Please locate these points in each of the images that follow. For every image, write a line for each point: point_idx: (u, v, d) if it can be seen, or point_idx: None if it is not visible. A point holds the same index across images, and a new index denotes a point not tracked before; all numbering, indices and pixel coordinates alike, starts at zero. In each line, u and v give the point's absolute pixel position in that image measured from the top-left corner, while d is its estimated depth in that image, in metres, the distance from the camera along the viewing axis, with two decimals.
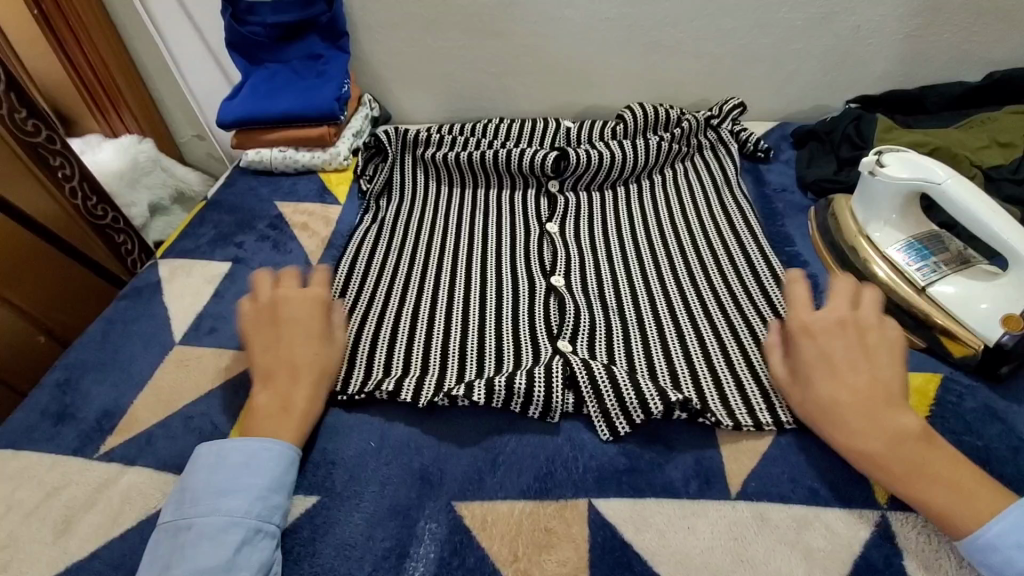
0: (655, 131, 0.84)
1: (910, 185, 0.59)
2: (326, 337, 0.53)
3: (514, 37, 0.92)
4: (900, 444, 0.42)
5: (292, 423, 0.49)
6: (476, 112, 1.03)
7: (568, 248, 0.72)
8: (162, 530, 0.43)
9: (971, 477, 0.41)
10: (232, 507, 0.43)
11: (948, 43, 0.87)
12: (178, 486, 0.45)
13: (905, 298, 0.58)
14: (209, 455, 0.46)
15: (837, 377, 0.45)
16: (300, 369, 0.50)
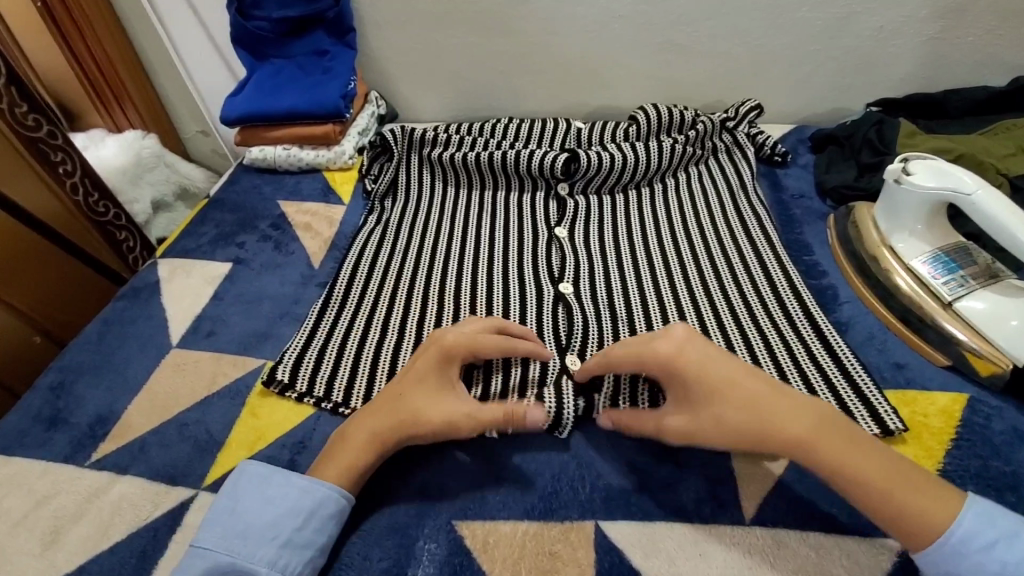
0: (668, 134, 0.81)
1: (938, 195, 0.56)
2: (432, 390, 0.48)
3: (524, 34, 0.89)
4: (829, 433, 0.42)
5: (343, 457, 0.46)
6: (484, 111, 1.00)
7: (576, 254, 0.70)
8: (202, 556, 0.41)
9: (915, 469, 0.41)
10: (282, 562, 0.41)
11: (975, 45, 0.84)
12: (231, 511, 0.43)
13: (929, 313, 0.55)
14: (270, 489, 0.44)
15: (726, 388, 0.44)
16: (388, 405, 0.47)
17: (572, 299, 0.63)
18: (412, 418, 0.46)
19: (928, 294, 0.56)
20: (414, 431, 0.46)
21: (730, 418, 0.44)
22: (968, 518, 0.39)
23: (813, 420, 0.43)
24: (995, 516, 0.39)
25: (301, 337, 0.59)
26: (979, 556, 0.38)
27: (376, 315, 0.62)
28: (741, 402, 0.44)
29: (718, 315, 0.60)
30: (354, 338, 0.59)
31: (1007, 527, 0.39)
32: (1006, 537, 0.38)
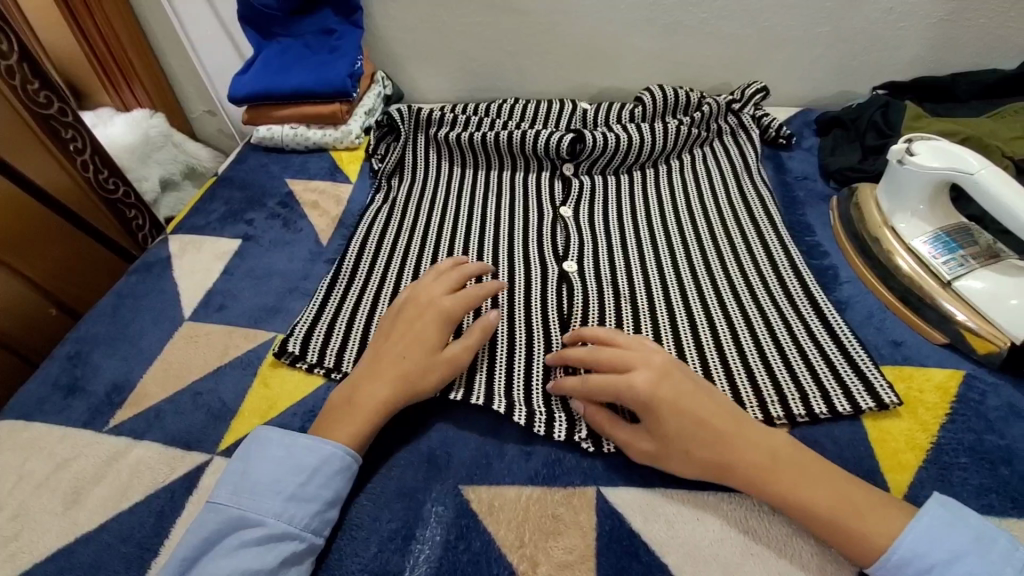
0: (674, 115, 0.83)
1: (941, 174, 0.56)
2: (411, 335, 0.52)
3: (531, 16, 0.90)
4: (783, 471, 0.42)
5: (346, 422, 0.47)
6: (490, 92, 1.01)
7: (580, 234, 0.70)
8: (215, 510, 0.43)
9: (862, 491, 0.41)
10: (287, 514, 0.42)
11: (986, 27, 0.83)
12: (243, 468, 0.45)
13: (928, 292, 0.56)
14: (276, 449, 0.45)
15: (700, 426, 0.44)
16: (382, 362, 0.50)
17: (576, 277, 0.64)
18: (402, 365, 0.50)
19: (931, 276, 0.57)
20: (424, 392, 0.49)
21: (698, 453, 0.43)
22: (912, 541, 0.39)
23: (765, 458, 0.43)
24: (942, 532, 0.39)
25: (309, 311, 0.61)
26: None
27: (383, 290, 0.63)
28: (713, 443, 0.43)
29: (720, 294, 0.61)
30: (363, 312, 0.61)
31: (949, 549, 0.38)
32: (945, 559, 0.38)
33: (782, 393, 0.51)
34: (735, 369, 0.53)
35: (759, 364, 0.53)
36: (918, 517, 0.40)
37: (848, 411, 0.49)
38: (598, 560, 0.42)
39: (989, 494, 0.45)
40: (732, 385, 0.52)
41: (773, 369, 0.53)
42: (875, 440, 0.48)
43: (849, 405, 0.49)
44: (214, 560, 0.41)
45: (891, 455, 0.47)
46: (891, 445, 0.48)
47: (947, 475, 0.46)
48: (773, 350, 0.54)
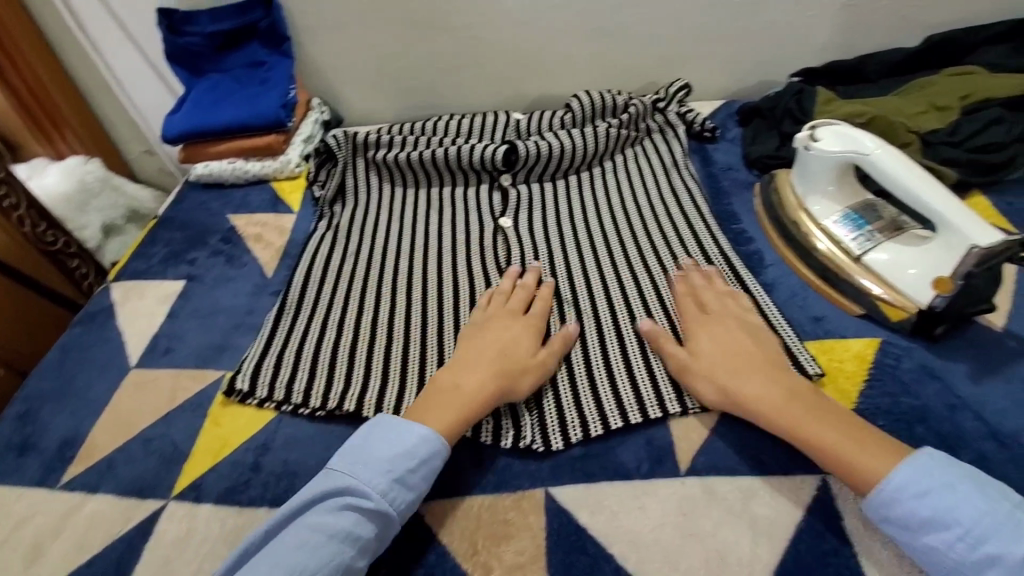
0: (603, 118, 0.86)
1: (843, 157, 0.60)
2: (508, 335, 0.55)
3: (458, 31, 0.92)
4: (802, 406, 0.47)
5: (442, 411, 0.49)
6: (428, 110, 1.02)
7: (521, 243, 0.72)
8: (330, 476, 0.45)
9: (869, 433, 0.45)
10: (390, 496, 0.44)
11: (884, 11, 0.89)
12: (368, 439, 0.47)
13: (842, 269, 0.60)
14: (394, 430, 0.47)
15: (743, 366, 0.50)
16: (484, 358, 0.53)
17: None
18: (505, 361, 0.53)
19: (843, 253, 0.61)
20: (519, 392, 0.52)
21: (742, 385, 0.49)
22: (906, 470, 0.42)
23: (782, 394, 0.48)
24: (936, 467, 0.41)
25: (257, 346, 0.61)
26: (912, 502, 0.41)
27: (330, 316, 0.64)
28: (745, 378, 0.49)
29: (657, 289, 0.63)
30: (310, 341, 0.61)
31: (945, 478, 0.41)
32: (942, 486, 0.40)
33: None
34: None
35: None
36: (909, 455, 0.43)
37: None
38: (548, 559, 0.44)
39: None
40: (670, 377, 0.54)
41: None
42: None
43: None
44: (313, 521, 0.43)
45: None
46: None
47: None
48: None
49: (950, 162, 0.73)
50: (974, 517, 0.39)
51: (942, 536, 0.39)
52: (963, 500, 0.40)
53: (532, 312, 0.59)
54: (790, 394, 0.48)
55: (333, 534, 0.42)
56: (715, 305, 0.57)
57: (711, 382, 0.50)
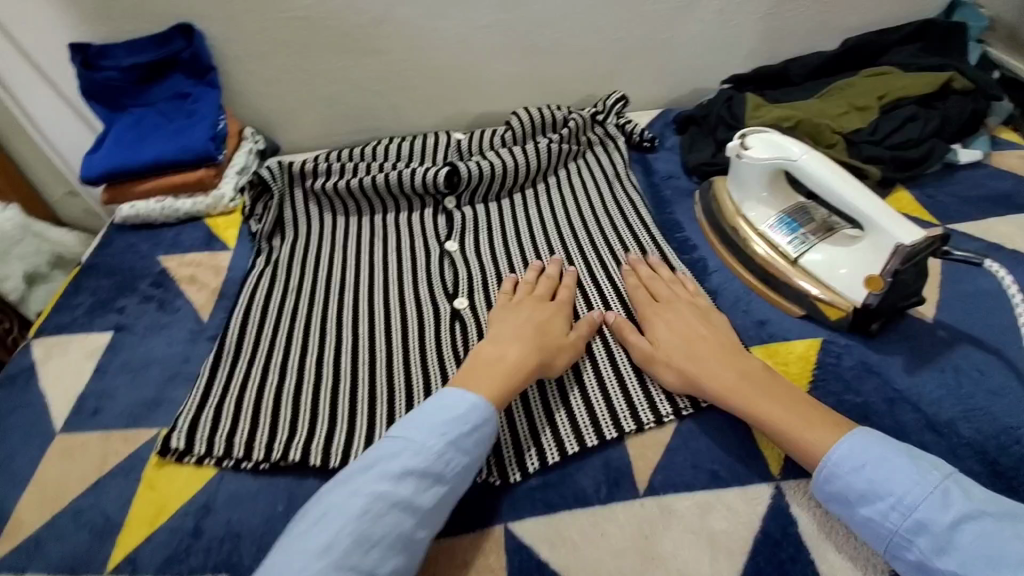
0: (544, 133, 0.86)
1: (772, 163, 0.62)
2: (543, 314, 0.58)
3: (391, 53, 0.91)
4: (750, 385, 0.49)
5: (490, 377, 0.51)
6: (367, 133, 1.00)
7: (469, 266, 0.71)
8: (388, 444, 0.46)
9: (814, 409, 0.47)
10: (447, 458, 0.46)
11: (802, 17, 0.93)
12: (422, 410, 0.48)
13: (780, 272, 0.62)
14: (442, 401, 0.48)
15: (699, 350, 0.52)
16: (523, 333, 0.55)
17: (468, 312, 0.64)
18: (546, 336, 0.55)
19: (780, 256, 0.62)
20: (557, 366, 0.54)
21: (695, 368, 0.51)
22: (848, 443, 0.44)
23: (734, 376, 0.50)
24: (874, 443, 0.44)
25: (193, 397, 0.58)
26: (849, 475, 0.43)
27: (273, 358, 0.61)
28: (699, 361, 0.51)
29: (607, 304, 0.63)
30: (251, 386, 0.58)
31: (880, 453, 0.43)
32: (878, 460, 0.43)
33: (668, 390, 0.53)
34: (627, 379, 0.54)
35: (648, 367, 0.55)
36: (851, 431, 0.45)
37: None
38: None
39: None
40: (625, 395, 0.53)
41: None
42: None
43: None
44: (367, 486, 0.43)
45: None
46: None
47: None
48: None
49: (874, 159, 0.76)
50: (907, 488, 0.41)
51: (876, 507, 0.42)
52: (897, 472, 0.42)
53: (558, 297, 0.62)
54: (741, 374, 0.50)
55: (395, 502, 0.43)
56: (665, 295, 0.60)
57: (668, 366, 0.52)
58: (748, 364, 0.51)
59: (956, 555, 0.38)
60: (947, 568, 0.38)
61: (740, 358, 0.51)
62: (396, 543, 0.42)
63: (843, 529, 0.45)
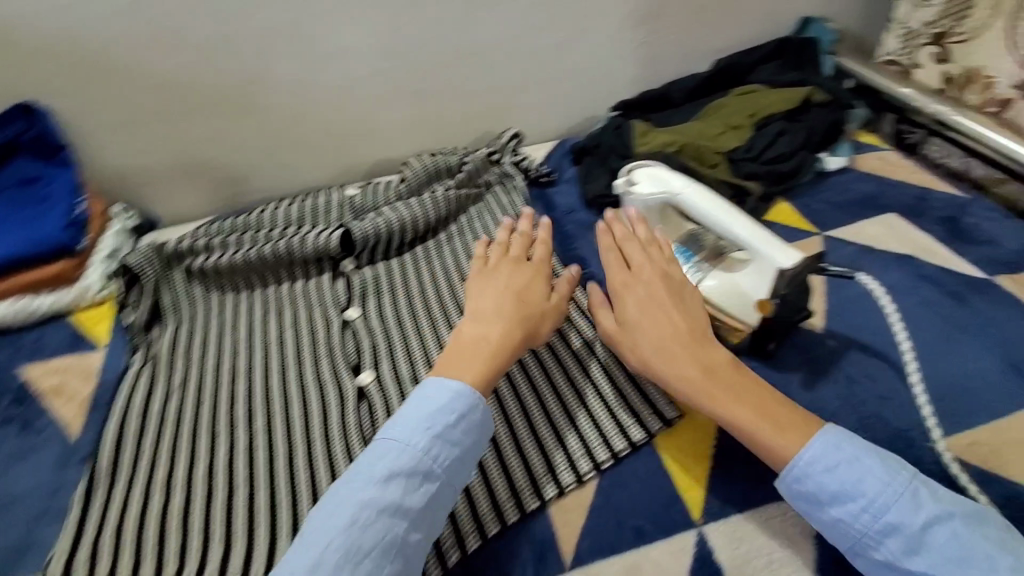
0: (439, 181, 0.85)
1: (658, 198, 0.66)
2: (524, 280, 0.59)
3: (269, 111, 0.86)
4: (719, 382, 0.49)
5: (475, 361, 0.52)
6: (256, 195, 0.94)
7: (373, 334, 0.67)
8: (378, 446, 0.48)
9: (782, 409, 0.48)
10: (432, 453, 0.47)
11: (674, 41, 0.97)
12: (407, 407, 0.50)
13: None
14: (425, 393, 0.50)
15: (668, 339, 0.52)
16: (504, 308, 0.56)
17: (374, 388, 0.61)
18: (529, 306, 0.57)
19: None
20: (541, 334, 0.57)
21: (660, 361, 0.52)
22: (816, 446, 0.45)
23: (701, 371, 0.50)
24: (846, 443, 0.45)
25: (63, 539, 0.51)
26: (821, 476, 0.44)
27: (157, 474, 0.55)
28: (667, 354, 0.51)
29: None
30: (133, 506, 0.53)
31: (852, 452, 0.45)
32: (850, 460, 0.45)
33: (587, 445, 0.52)
34: (545, 439, 0.53)
35: (565, 422, 0.54)
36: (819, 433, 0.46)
37: (643, 439, 0.52)
38: None
39: (769, 480, 0.50)
40: (544, 456, 0.52)
41: (579, 421, 0.54)
42: (669, 462, 0.52)
43: (643, 433, 0.53)
44: (357, 495, 0.45)
45: (682, 472, 0.51)
46: (681, 462, 0.52)
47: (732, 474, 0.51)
48: (575, 401, 0.55)
49: (753, 176, 0.80)
50: (878, 490, 0.43)
51: (847, 509, 0.44)
52: (869, 475, 0.44)
53: (534, 258, 0.62)
54: (708, 368, 0.50)
55: (382, 508, 0.44)
56: (636, 262, 0.59)
57: (635, 352, 0.53)
58: (716, 359, 0.51)
59: (926, 556, 0.41)
60: (917, 567, 0.41)
61: (707, 351, 0.51)
62: (389, 549, 0.43)
63: (763, 566, 0.46)
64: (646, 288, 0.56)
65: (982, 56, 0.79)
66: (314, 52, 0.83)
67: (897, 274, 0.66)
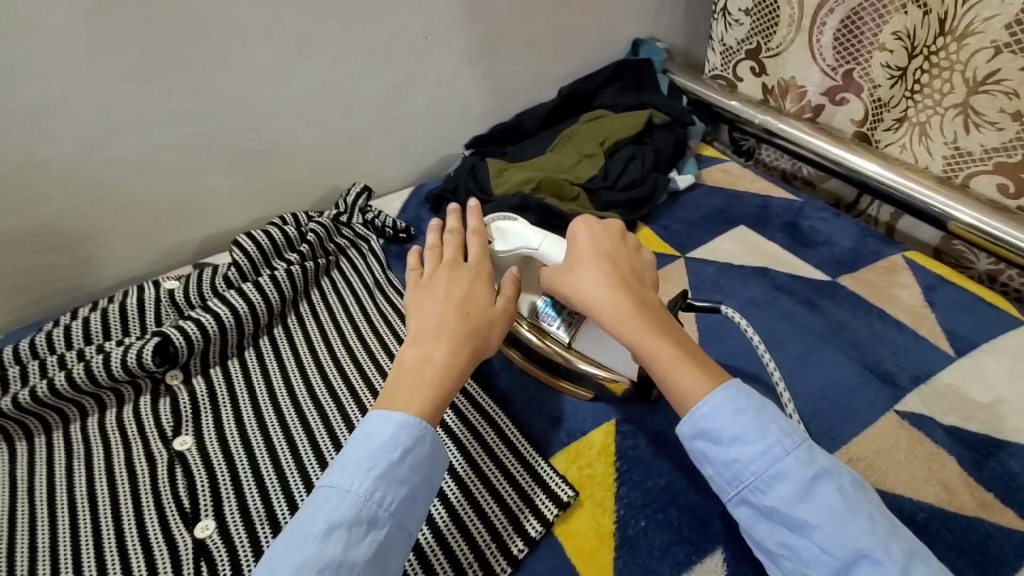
0: (282, 254, 0.75)
1: (517, 253, 0.60)
2: (464, 288, 0.53)
3: (52, 199, 0.71)
4: (644, 320, 0.49)
5: (420, 389, 0.46)
6: (56, 299, 0.78)
7: (209, 465, 0.55)
8: (321, 494, 0.41)
9: (706, 362, 0.47)
10: (378, 497, 0.41)
11: (518, 72, 0.95)
12: (348, 446, 0.44)
13: (560, 358, 0.57)
14: (367, 427, 0.44)
15: (606, 280, 0.52)
16: (447, 324, 0.49)
17: (216, 541, 0.50)
18: (475, 317, 0.50)
19: (557, 344, 0.58)
20: (491, 346, 0.51)
21: (590, 295, 0.51)
22: (727, 391, 0.44)
23: (631, 307, 0.49)
24: (755, 396, 0.44)
25: None
26: (729, 415, 0.43)
27: None
28: (599, 290, 0.51)
29: None
30: None
31: (760, 402, 0.44)
32: (757, 408, 0.43)
33: (481, 556, 0.47)
34: (433, 558, 0.46)
35: (455, 531, 0.48)
36: (728, 381, 0.45)
37: (541, 532, 0.48)
38: None
39: (672, 547, 0.47)
40: None
41: (469, 527, 0.48)
42: (571, 552, 0.47)
43: (540, 524, 0.48)
44: (293, 554, 0.38)
45: (587, 561, 0.47)
46: (585, 548, 0.47)
47: (635, 549, 0.47)
48: (462, 502, 0.50)
49: (613, 205, 0.79)
50: (780, 439, 0.42)
51: (747, 450, 0.42)
52: (773, 421, 0.43)
53: (470, 258, 0.56)
54: (637, 309, 0.49)
55: (324, 567, 0.38)
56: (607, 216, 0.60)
57: (567, 290, 0.53)
58: (649, 305, 0.50)
59: (813, 505, 0.40)
60: (804, 514, 0.40)
61: (643, 297, 0.51)
62: None
63: None
64: (594, 240, 0.55)
65: (792, 69, 0.84)
66: (95, 123, 0.69)
67: (756, 290, 0.67)
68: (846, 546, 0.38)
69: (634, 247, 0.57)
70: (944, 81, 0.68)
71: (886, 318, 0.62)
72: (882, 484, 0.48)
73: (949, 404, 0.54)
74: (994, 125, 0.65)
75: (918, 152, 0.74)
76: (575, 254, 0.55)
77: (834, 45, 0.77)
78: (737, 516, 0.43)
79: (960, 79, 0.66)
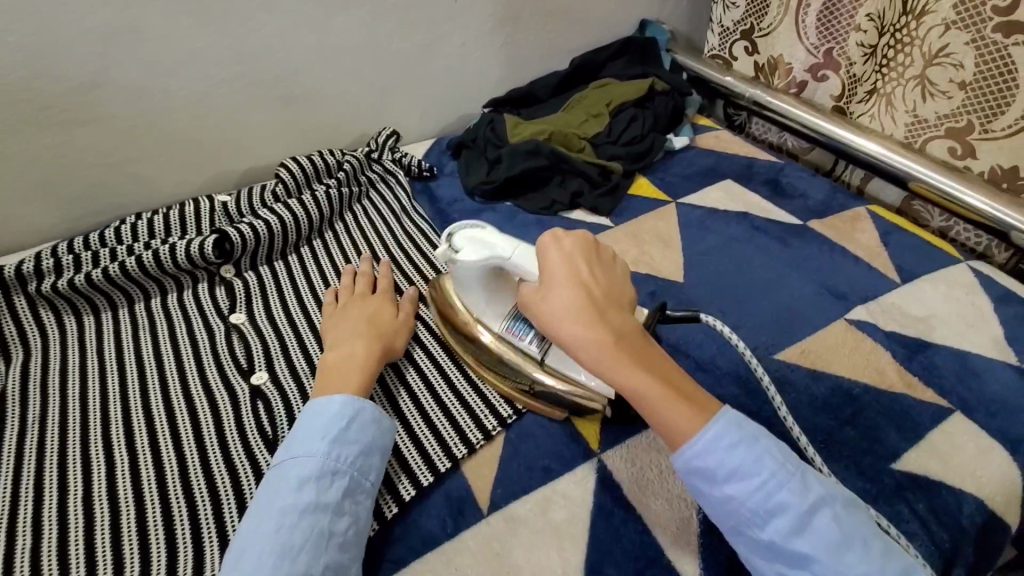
0: (320, 180, 0.84)
1: (484, 265, 0.57)
2: (370, 309, 0.62)
3: (120, 118, 0.80)
4: (631, 359, 0.46)
5: (341, 380, 0.53)
6: (112, 213, 0.86)
7: (262, 335, 0.65)
8: (279, 469, 0.47)
9: (692, 393, 0.47)
10: (336, 455, 0.47)
11: (535, 41, 1.04)
12: (296, 428, 0.49)
13: (530, 376, 0.56)
14: (310, 413, 0.50)
15: (587, 317, 0.48)
16: (361, 332, 0.58)
17: (269, 387, 0.59)
18: (381, 327, 0.60)
19: (523, 357, 0.57)
20: (399, 347, 0.59)
21: (574, 336, 0.48)
22: (720, 429, 0.44)
23: (617, 347, 0.47)
24: (745, 429, 0.45)
25: None
26: (724, 453, 0.43)
27: (20, 514, 0.49)
28: (582, 330, 0.47)
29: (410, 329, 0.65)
30: None
31: (751, 434, 0.44)
32: (748, 442, 0.44)
33: (490, 404, 0.57)
34: (450, 405, 0.57)
35: (468, 388, 0.58)
36: (718, 414, 0.46)
37: None
38: None
39: None
40: (450, 421, 0.55)
41: (479, 386, 0.58)
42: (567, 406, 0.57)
43: None
44: (271, 512, 0.43)
45: None
46: None
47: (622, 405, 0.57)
48: (474, 368, 0.60)
49: (615, 157, 0.89)
50: (772, 469, 0.43)
51: (742, 486, 0.43)
52: (769, 454, 0.44)
53: (379, 287, 0.67)
54: (624, 347, 0.47)
55: (305, 509, 0.44)
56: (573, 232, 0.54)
57: (550, 327, 0.49)
58: (634, 339, 0.48)
59: (807, 535, 0.41)
60: (800, 547, 0.41)
61: (626, 331, 0.48)
62: (321, 541, 0.43)
63: (656, 475, 0.52)
64: (571, 265, 0.51)
65: (780, 47, 0.94)
66: (163, 52, 0.78)
67: (737, 228, 0.77)
68: (842, 574, 0.40)
69: (605, 262, 0.53)
70: (907, 56, 0.79)
71: (846, 253, 0.72)
72: (828, 371, 0.58)
73: (891, 315, 0.64)
74: (944, 94, 0.76)
75: (884, 121, 0.85)
76: (547, 279, 0.51)
77: (817, 25, 0.88)
78: (737, 548, 0.45)
79: (919, 53, 0.77)
